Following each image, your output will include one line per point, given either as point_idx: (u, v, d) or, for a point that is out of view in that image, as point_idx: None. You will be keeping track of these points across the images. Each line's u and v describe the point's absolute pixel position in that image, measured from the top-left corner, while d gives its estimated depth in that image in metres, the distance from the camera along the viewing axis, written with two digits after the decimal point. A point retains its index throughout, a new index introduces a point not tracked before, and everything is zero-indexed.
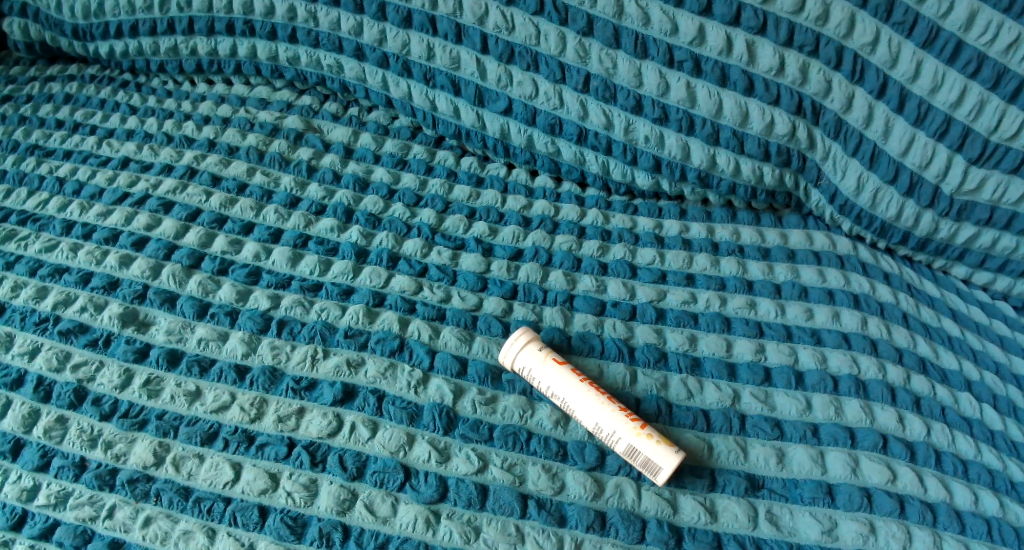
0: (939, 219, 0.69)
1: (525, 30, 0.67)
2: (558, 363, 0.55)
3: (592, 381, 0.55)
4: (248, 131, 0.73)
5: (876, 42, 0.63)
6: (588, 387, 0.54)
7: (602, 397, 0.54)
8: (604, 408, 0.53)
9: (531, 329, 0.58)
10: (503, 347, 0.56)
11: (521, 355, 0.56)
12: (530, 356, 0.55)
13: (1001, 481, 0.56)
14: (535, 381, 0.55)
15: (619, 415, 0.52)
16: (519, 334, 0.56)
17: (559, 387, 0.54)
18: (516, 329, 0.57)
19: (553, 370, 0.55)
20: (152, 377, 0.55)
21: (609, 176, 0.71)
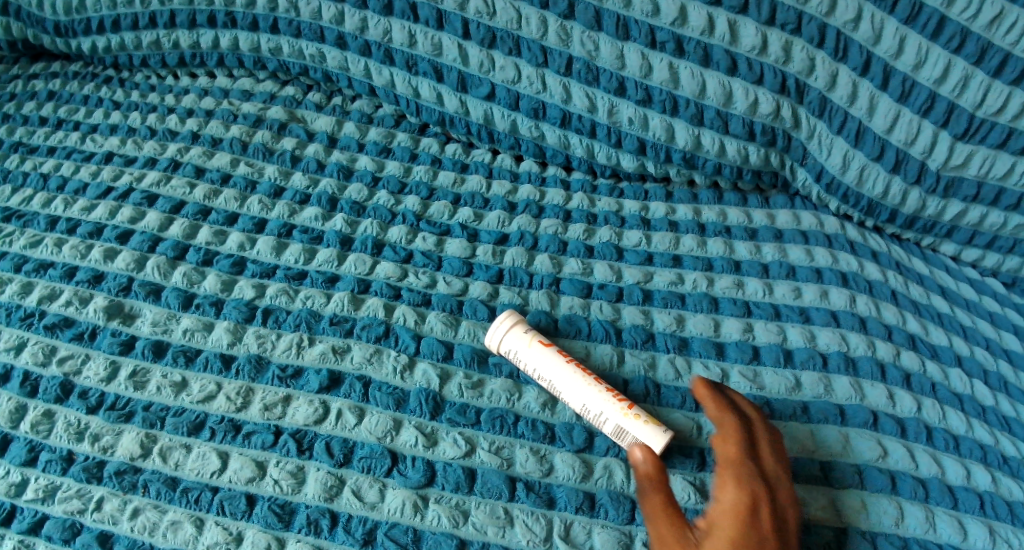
0: (926, 196, 0.69)
1: (507, 14, 0.66)
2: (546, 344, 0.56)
3: (578, 361, 0.55)
4: (231, 122, 0.72)
5: (858, 19, 0.63)
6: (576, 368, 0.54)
7: (590, 377, 0.53)
8: (592, 388, 0.53)
9: (517, 311, 0.58)
10: (489, 330, 0.56)
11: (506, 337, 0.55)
12: (517, 338, 0.55)
13: (993, 456, 0.56)
14: (520, 362, 0.55)
15: (608, 395, 0.52)
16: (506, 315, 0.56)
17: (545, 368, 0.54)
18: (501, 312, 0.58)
19: (539, 352, 0.55)
20: (138, 368, 0.55)
21: (594, 159, 0.71)
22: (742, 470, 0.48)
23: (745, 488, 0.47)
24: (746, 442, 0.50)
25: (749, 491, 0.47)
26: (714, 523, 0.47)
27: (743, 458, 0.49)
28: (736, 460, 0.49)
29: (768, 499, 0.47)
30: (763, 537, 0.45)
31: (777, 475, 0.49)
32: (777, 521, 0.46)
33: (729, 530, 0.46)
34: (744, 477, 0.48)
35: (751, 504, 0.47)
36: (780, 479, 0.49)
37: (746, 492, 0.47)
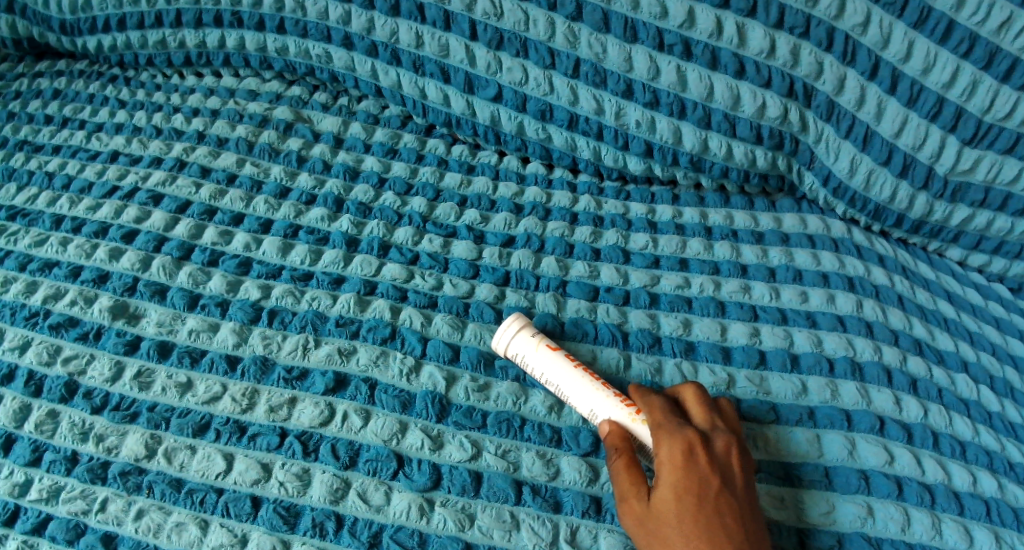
0: (933, 201, 0.69)
1: (514, 15, 0.66)
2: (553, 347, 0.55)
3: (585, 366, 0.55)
4: (237, 122, 0.72)
5: (867, 22, 0.63)
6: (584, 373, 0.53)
7: (598, 382, 0.53)
8: (599, 393, 0.52)
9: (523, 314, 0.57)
10: (496, 332, 0.55)
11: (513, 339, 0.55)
12: (525, 340, 0.55)
13: (999, 462, 0.56)
14: (527, 365, 0.54)
15: (615, 401, 0.52)
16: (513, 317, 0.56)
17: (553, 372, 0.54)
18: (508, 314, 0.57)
19: (547, 356, 0.54)
20: (143, 369, 0.54)
21: (601, 161, 0.71)
22: (670, 422, 0.49)
23: (677, 436, 0.48)
24: (666, 401, 0.51)
25: (681, 438, 0.48)
26: (658, 476, 0.47)
27: (669, 413, 0.50)
28: (660, 415, 0.50)
29: (703, 443, 0.48)
30: (706, 479, 0.46)
31: (708, 422, 0.50)
32: (715, 461, 0.47)
33: (672, 479, 0.47)
34: (674, 427, 0.49)
35: (688, 450, 0.47)
36: (711, 424, 0.50)
37: (679, 439, 0.48)
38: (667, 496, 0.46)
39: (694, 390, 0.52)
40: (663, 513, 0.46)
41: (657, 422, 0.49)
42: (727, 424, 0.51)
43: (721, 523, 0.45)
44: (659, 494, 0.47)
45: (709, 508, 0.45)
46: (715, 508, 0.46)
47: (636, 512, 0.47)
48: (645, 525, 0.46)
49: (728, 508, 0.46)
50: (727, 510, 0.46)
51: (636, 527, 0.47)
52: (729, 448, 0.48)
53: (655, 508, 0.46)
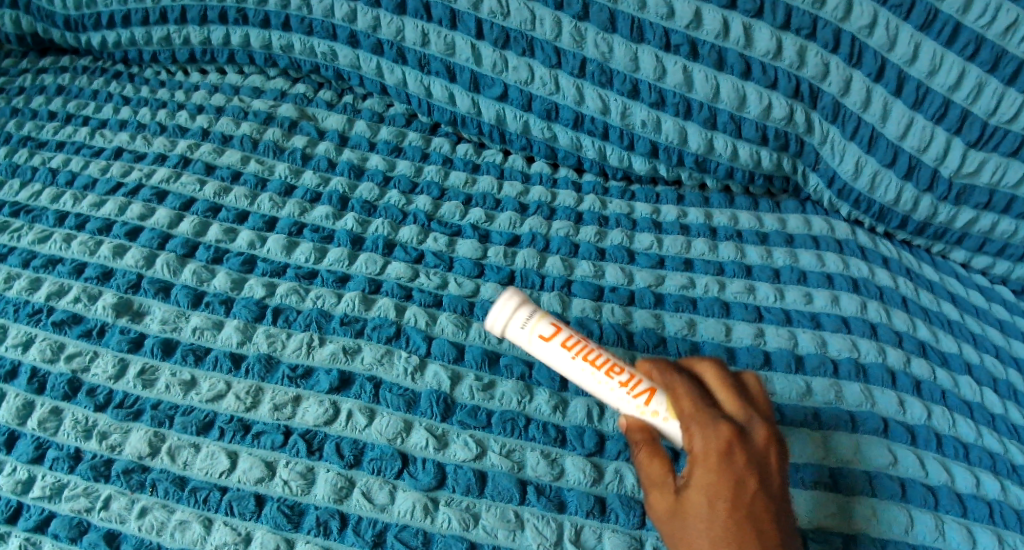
0: (938, 203, 0.69)
1: (520, 14, 0.66)
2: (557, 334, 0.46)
3: (592, 346, 0.46)
4: (242, 119, 0.72)
5: (873, 24, 0.63)
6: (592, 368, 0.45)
7: (600, 370, 0.46)
8: (604, 386, 0.46)
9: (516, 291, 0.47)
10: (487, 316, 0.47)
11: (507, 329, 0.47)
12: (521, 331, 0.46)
13: (1003, 465, 0.56)
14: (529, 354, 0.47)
15: (623, 392, 0.45)
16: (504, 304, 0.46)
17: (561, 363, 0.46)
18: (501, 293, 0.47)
19: (542, 348, 0.46)
20: (147, 366, 0.54)
21: (606, 161, 0.71)
22: (702, 413, 0.42)
23: (709, 429, 0.41)
24: (697, 389, 0.43)
25: (714, 431, 0.41)
26: (688, 470, 0.41)
27: (701, 403, 0.42)
28: (691, 405, 0.42)
29: (739, 438, 0.41)
30: (742, 478, 0.40)
31: (745, 414, 0.42)
32: (753, 457, 0.41)
33: (704, 476, 0.40)
34: (708, 420, 0.41)
35: (723, 447, 0.41)
36: (747, 416, 0.42)
37: (711, 432, 0.41)
38: (697, 495, 0.40)
39: (724, 374, 0.44)
40: (692, 511, 0.40)
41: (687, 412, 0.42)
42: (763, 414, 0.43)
43: (755, 527, 0.39)
44: (685, 488, 0.41)
45: (744, 511, 0.39)
46: (751, 512, 0.39)
47: (664, 505, 0.42)
48: (672, 520, 0.41)
49: (765, 511, 0.40)
50: (762, 510, 0.40)
51: (663, 520, 0.42)
52: (766, 444, 0.42)
53: (683, 503, 0.41)
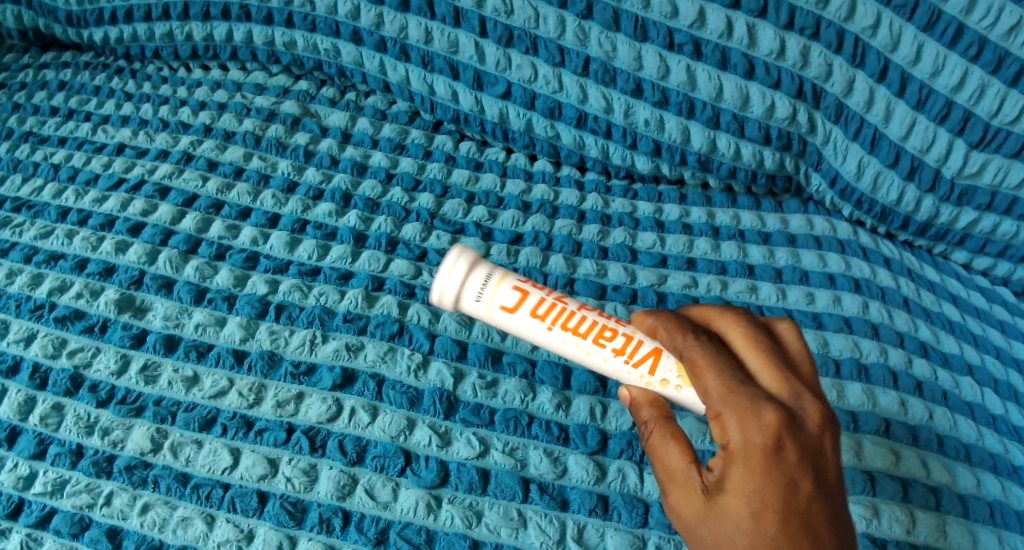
0: (939, 204, 0.69)
1: (524, 12, 0.66)
2: (519, 293, 0.42)
3: (562, 310, 0.42)
4: (244, 116, 0.72)
5: (877, 25, 0.63)
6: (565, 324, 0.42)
7: (580, 336, 0.42)
8: (595, 356, 0.42)
9: (469, 254, 0.42)
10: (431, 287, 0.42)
11: (461, 298, 0.42)
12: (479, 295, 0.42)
13: (1003, 465, 0.57)
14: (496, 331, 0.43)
15: (618, 360, 0.42)
16: (450, 268, 0.42)
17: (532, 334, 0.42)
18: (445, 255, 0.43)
19: (512, 320, 0.42)
20: (149, 362, 0.54)
21: (609, 160, 0.71)
22: (739, 396, 0.35)
23: (750, 416, 0.34)
24: (726, 363, 0.36)
25: (756, 419, 0.34)
26: (723, 469, 0.35)
27: (734, 382, 0.36)
28: (722, 384, 0.35)
29: (787, 425, 0.34)
30: (791, 478, 0.34)
31: (790, 390, 0.36)
32: (804, 451, 0.34)
33: (745, 478, 0.34)
34: (747, 406, 0.35)
35: (770, 439, 0.34)
36: (792, 392, 0.36)
37: (753, 421, 0.34)
38: (738, 503, 0.34)
39: (758, 338, 0.37)
40: (731, 519, 0.34)
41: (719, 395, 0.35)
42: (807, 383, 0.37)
43: (810, 536, 0.33)
44: (723, 488, 0.35)
45: (796, 519, 0.34)
46: (803, 518, 0.34)
47: (694, 503, 0.35)
48: (705, 529, 0.35)
49: (819, 514, 0.34)
50: (815, 513, 0.34)
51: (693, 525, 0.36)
52: (819, 424, 0.35)
53: (718, 509, 0.35)
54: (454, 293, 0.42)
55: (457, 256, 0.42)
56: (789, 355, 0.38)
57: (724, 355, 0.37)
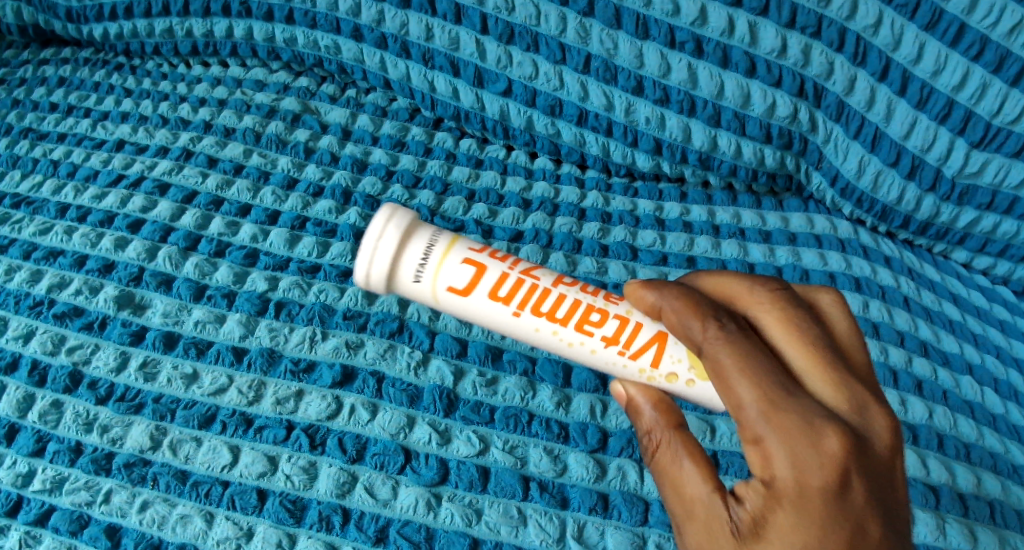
0: (940, 203, 0.69)
1: (526, 10, 0.66)
2: (458, 263, 0.39)
3: (523, 291, 0.40)
4: (244, 113, 0.72)
5: (878, 24, 0.63)
6: (512, 295, 0.39)
7: (551, 322, 0.40)
8: (571, 344, 0.40)
9: (402, 222, 0.39)
10: (356, 265, 0.38)
11: (392, 269, 0.39)
12: (409, 265, 0.39)
13: (1003, 464, 0.57)
14: (437, 309, 0.41)
15: (601, 346, 0.40)
16: (376, 236, 0.38)
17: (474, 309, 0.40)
18: (369, 223, 0.39)
19: (470, 304, 0.40)
20: (149, 359, 0.54)
21: (609, 157, 0.71)
22: (792, 414, 0.33)
23: (808, 439, 0.32)
24: (774, 373, 0.34)
25: (816, 441, 0.32)
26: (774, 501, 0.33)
27: (785, 395, 0.33)
28: (770, 397, 0.33)
29: (851, 448, 0.33)
30: (852, 510, 0.32)
31: (849, 404, 0.34)
32: (867, 478, 0.33)
33: (801, 512, 0.32)
34: (804, 427, 0.33)
35: (834, 467, 0.32)
36: (851, 403, 0.34)
37: (812, 445, 0.32)
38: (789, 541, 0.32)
39: (806, 335, 0.36)
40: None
41: (766, 412, 0.33)
42: (861, 378, 0.36)
43: None
44: (769, 527, 0.33)
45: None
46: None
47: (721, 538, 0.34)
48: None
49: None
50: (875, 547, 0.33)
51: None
52: (881, 439, 0.34)
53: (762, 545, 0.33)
54: (384, 265, 0.38)
55: (382, 221, 0.39)
56: (837, 342, 0.37)
57: (769, 359, 0.34)
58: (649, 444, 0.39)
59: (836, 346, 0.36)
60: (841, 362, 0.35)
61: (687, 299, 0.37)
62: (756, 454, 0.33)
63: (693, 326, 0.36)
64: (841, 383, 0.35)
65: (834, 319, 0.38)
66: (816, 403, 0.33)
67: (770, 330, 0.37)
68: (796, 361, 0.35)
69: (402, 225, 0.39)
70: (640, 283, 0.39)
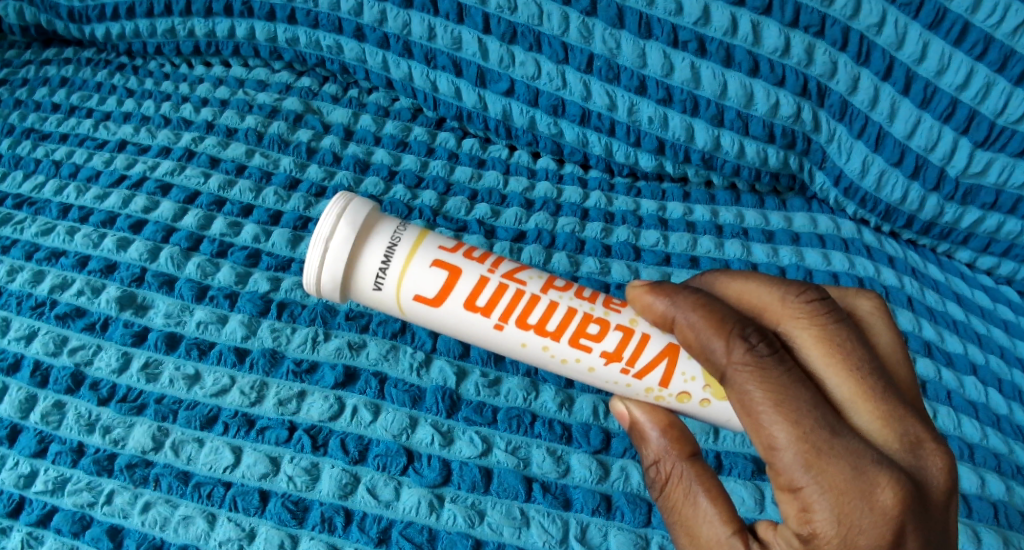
0: (944, 203, 0.68)
1: (528, 9, 0.66)
2: (423, 268, 0.41)
3: (503, 300, 0.41)
4: (246, 113, 0.71)
5: (882, 23, 0.62)
6: (491, 305, 0.41)
7: (542, 336, 0.41)
8: (568, 359, 0.42)
9: (352, 217, 0.40)
10: (308, 267, 0.40)
11: (347, 270, 0.40)
12: (366, 265, 0.41)
13: (1007, 465, 0.57)
14: (405, 312, 0.42)
15: (601, 362, 0.41)
16: (327, 235, 0.40)
17: (440, 312, 0.41)
18: (319, 219, 0.40)
19: (448, 314, 0.41)
20: (151, 360, 0.54)
21: (612, 157, 0.70)
22: (837, 458, 0.34)
23: (854, 485, 0.33)
24: (818, 411, 0.34)
25: (865, 488, 0.33)
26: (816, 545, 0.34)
27: (829, 436, 0.34)
28: (812, 439, 0.34)
29: (901, 493, 0.34)
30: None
31: (900, 444, 0.35)
32: (917, 520, 0.34)
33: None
34: (850, 472, 0.33)
35: (883, 515, 0.33)
36: (902, 441, 0.35)
37: (859, 491, 0.33)
38: None
39: (849, 361, 0.36)
40: None
41: (809, 457, 0.34)
42: (904, 399, 0.36)
43: None
44: None
45: None
46: None
47: None
48: None
49: None
50: None
51: None
52: (933, 477, 0.35)
53: None
54: (336, 267, 0.40)
55: (331, 218, 0.40)
56: (878, 359, 0.37)
57: (811, 394, 0.34)
58: (658, 472, 0.40)
59: (879, 367, 0.36)
60: (888, 393, 0.36)
61: (705, 313, 0.37)
62: (797, 500, 0.34)
63: (714, 345, 0.36)
64: (886, 413, 0.35)
65: (878, 336, 0.40)
66: (861, 442, 0.34)
67: (808, 352, 0.37)
68: (839, 389, 0.36)
69: (353, 222, 0.40)
70: (646, 289, 0.40)
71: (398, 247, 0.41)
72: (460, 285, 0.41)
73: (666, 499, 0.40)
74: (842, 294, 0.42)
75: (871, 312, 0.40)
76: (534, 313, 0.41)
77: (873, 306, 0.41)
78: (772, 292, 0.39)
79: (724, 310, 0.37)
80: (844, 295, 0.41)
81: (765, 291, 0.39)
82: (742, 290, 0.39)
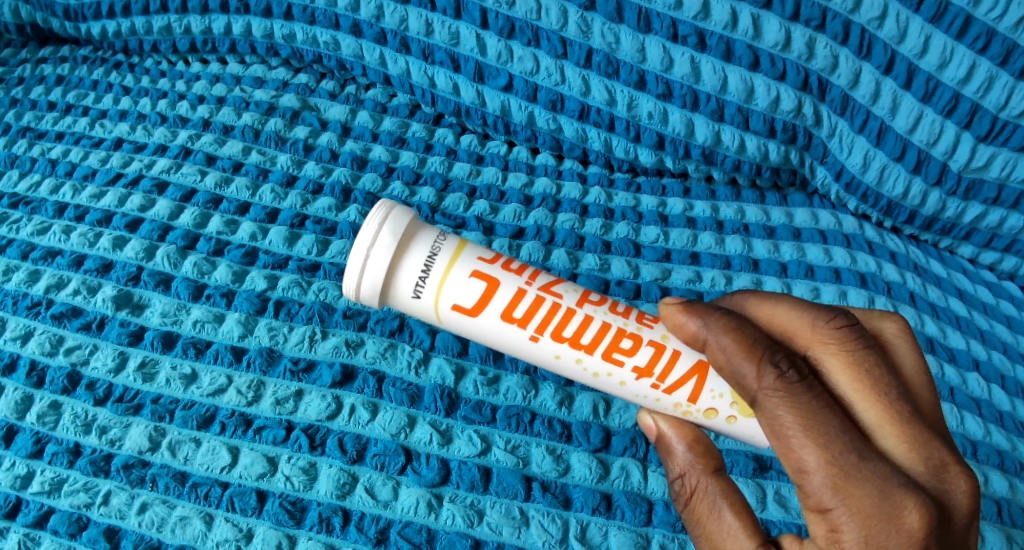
0: (946, 198, 0.68)
1: (526, 4, 0.65)
2: (458, 280, 0.41)
3: (539, 315, 0.41)
4: (243, 110, 0.71)
5: (884, 16, 0.62)
6: (527, 318, 0.41)
7: (577, 351, 0.41)
8: (602, 374, 0.41)
9: (396, 223, 0.40)
10: (348, 275, 0.40)
11: (385, 280, 0.40)
12: (405, 274, 0.41)
13: (1011, 462, 0.56)
14: (441, 324, 0.42)
15: (633, 378, 0.41)
16: (368, 243, 0.40)
17: (476, 322, 0.41)
18: (362, 226, 0.40)
19: (484, 326, 0.41)
20: (147, 359, 0.53)
21: (612, 153, 0.70)
22: (864, 482, 0.33)
23: (880, 509, 0.33)
24: (847, 436, 0.34)
25: (892, 512, 0.33)
26: None
27: (857, 460, 0.34)
28: (840, 463, 0.33)
29: (926, 516, 0.33)
30: None
31: (925, 467, 0.35)
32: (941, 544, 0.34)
33: None
34: (877, 496, 0.33)
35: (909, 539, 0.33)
36: (927, 465, 0.35)
37: (886, 515, 0.33)
38: None
39: (876, 386, 0.36)
40: None
41: (837, 480, 0.33)
42: (929, 423, 0.36)
43: None
44: None
45: None
46: None
47: None
48: None
49: None
50: None
51: None
52: (957, 499, 0.35)
53: None
54: (376, 275, 0.40)
55: (373, 226, 0.40)
56: (904, 384, 0.37)
57: (839, 418, 0.34)
58: (683, 486, 0.40)
59: (906, 392, 0.36)
60: (915, 418, 0.35)
61: (736, 337, 0.36)
62: (825, 521, 0.34)
63: (745, 371, 0.36)
64: (912, 438, 0.35)
65: (903, 360, 0.39)
66: (889, 466, 0.34)
67: (835, 377, 0.37)
68: (865, 413, 0.36)
69: (394, 230, 0.40)
70: (680, 307, 0.38)
71: (437, 257, 0.41)
72: (497, 296, 0.41)
73: (690, 512, 0.40)
74: (866, 317, 0.41)
75: (895, 335, 0.40)
76: (568, 326, 0.41)
77: (898, 329, 0.40)
78: (801, 316, 0.38)
79: (756, 334, 0.37)
80: (869, 318, 0.41)
81: (794, 315, 0.38)
82: (769, 313, 0.39)
